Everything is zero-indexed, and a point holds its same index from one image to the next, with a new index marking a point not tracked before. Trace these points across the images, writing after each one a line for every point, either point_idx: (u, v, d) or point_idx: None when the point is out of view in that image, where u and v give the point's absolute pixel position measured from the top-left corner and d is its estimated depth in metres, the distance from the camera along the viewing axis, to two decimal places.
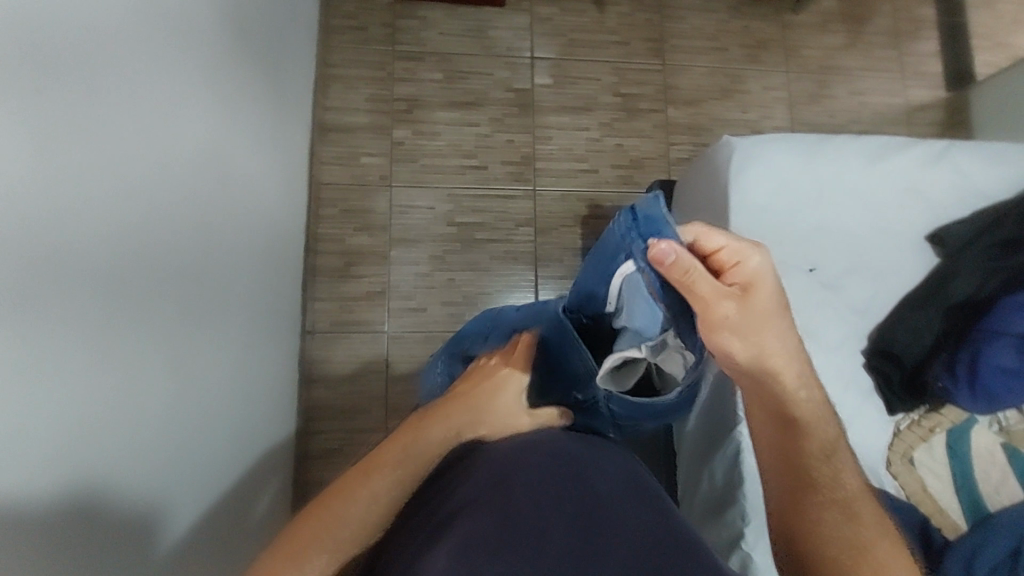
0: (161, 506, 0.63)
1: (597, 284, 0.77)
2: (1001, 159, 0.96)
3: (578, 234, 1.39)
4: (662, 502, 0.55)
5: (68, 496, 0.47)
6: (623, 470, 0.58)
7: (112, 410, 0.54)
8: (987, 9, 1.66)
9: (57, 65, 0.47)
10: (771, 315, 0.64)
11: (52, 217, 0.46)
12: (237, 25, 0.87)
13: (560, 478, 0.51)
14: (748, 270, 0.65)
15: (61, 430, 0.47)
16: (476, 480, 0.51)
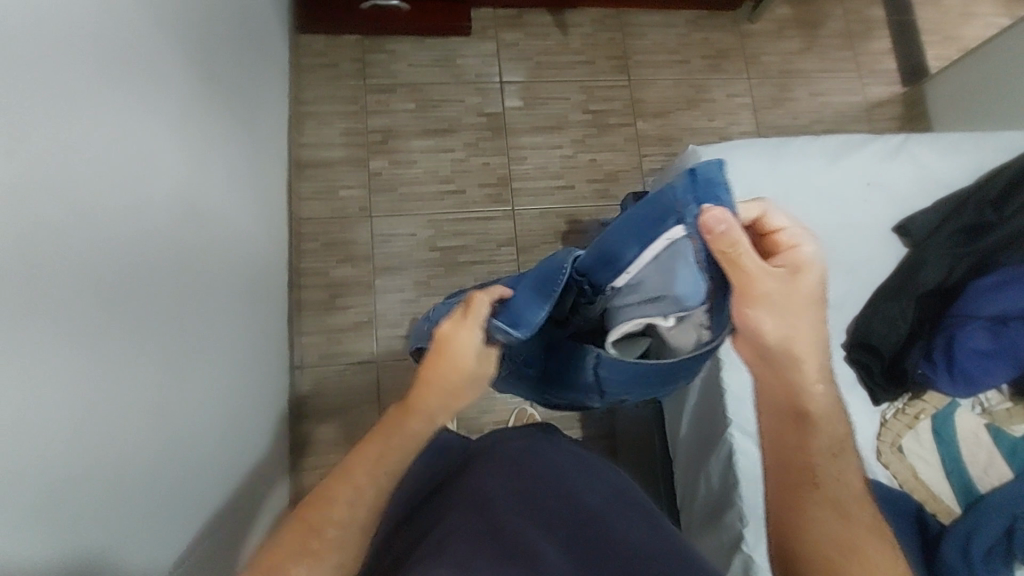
0: (155, 559, 0.62)
1: (624, 248, 0.60)
2: (957, 148, 1.00)
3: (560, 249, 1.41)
4: (653, 517, 0.61)
5: (57, 557, 0.47)
6: (617, 490, 0.62)
7: (111, 462, 0.55)
8: (933, 6, 1.74)
9: (41, 129, 0.48)
10: (811, 306, 0.58)
11: (42, 277, 0.47)
12: (207, 71, 0.89)
13: (560, 504, 0.57)
14: (801, 254, 0.57)
15: (53, 491, 0.47)
16: (480, 507, 0.55)
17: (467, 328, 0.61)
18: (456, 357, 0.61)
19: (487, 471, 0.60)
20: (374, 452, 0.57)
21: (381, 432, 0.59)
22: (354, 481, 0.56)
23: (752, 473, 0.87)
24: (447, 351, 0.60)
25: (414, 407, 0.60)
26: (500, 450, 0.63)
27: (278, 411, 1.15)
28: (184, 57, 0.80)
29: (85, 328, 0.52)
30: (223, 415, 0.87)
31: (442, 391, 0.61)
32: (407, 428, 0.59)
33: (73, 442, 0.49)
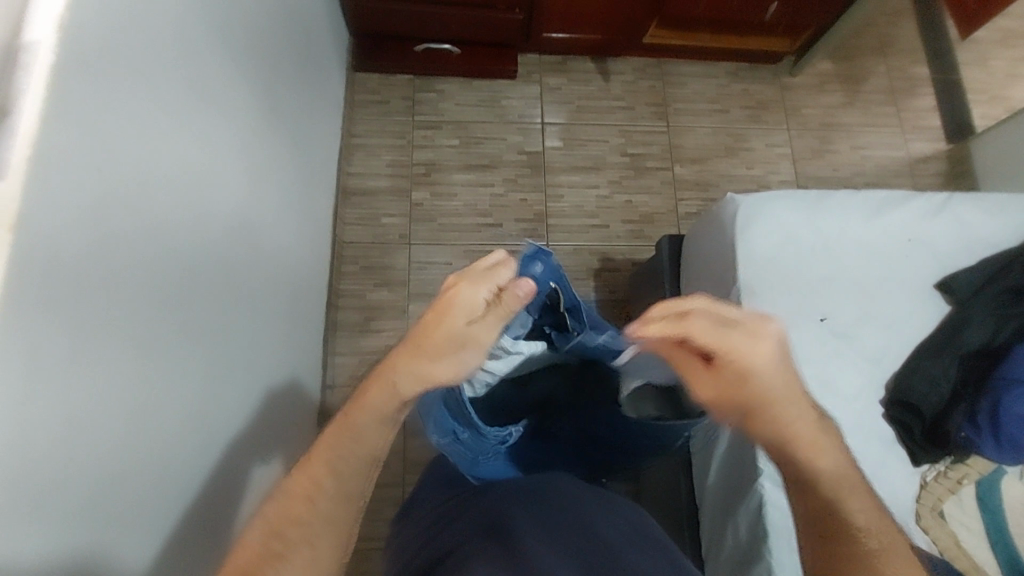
0: (166, 563, 0.64)
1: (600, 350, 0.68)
2: (1003, 209, 0.99)
3: (592, 287, 1.42)
4: (670, 551, 0.60)
5: (80, 552, 0.50)
6: (630, 522, 0.62)
7: (133, 460, 0.57)
8: (980, 66, 1.74)
9: (116, 149, 0.54)
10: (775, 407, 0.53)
11: (98, 278, 0.51)
12: (269, 102, 0.96)
13: (569, 531, 0.57)
14: (746, 362, 0.51)
15: (85, 486, 0.50)
16: (488, 534, 0.56)
17: (467, 282, 0.52)
18: (438, 314, 0.52)
19: (501, 499, 0.62)
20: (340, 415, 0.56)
21: (356, 392, 0.57)
22: (314, 468, 0.56)
23: (783, 526, 0.84)
24: (435, 304, 0.52)
25: (387, 366, 0.55)
26: (517, 482, 0.66)
27: (306, 427, 1.17)
28: (250, 88, 0.88)
29: (131, 327, 0.57)
30: (252, 426, 0.89)
31: (412, 354, 0.53)
32: (371, 388, 0.55)
33: (110, 435, 0.53)
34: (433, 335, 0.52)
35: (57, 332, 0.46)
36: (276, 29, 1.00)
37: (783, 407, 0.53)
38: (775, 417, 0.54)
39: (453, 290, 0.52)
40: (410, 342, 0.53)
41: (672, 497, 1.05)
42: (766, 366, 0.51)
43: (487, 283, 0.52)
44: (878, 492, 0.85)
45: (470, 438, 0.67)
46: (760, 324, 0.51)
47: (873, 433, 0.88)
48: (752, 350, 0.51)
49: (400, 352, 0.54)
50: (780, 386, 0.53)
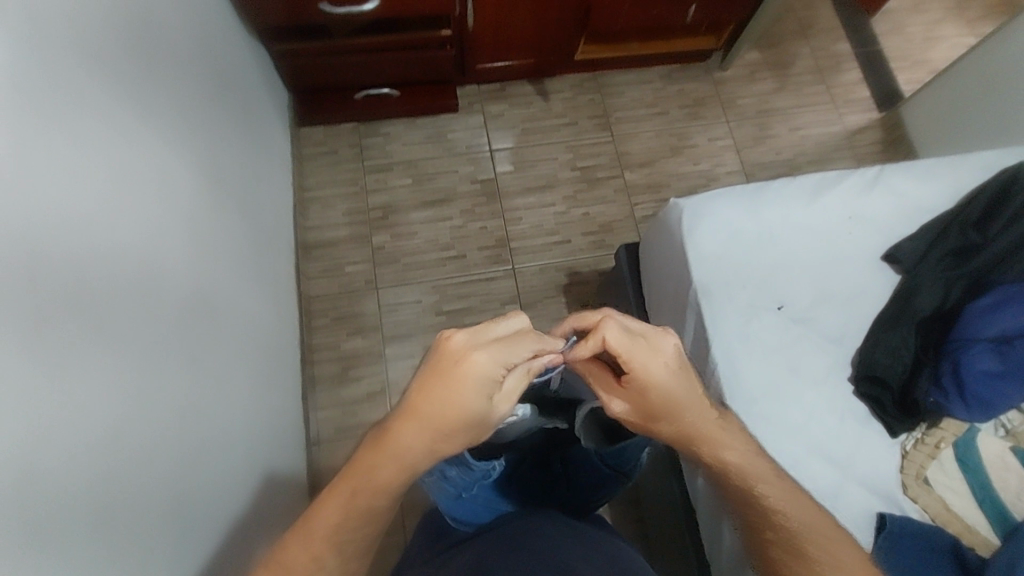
0: None
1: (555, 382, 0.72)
2: (932, 173, 1.03)
3: (563, 303, 1.43)
4: None
5: None
6: (608, 558, 0.61)
7: (112, 571, 0.56)
8: (897, 35, 1.83)
9: (49, 254, 0.54)
10: (681, 405, 0.55)
11: (46, 392, 0.51)
12: (211, 174, 0.96)
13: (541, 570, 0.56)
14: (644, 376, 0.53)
15: None
16: None
17: (486, 360, 0.48)
18: (455, 394, 0.48)
19: (480, 552, 0.62)
20: (345, 492, 0.53)
21: (357, 466, 0.52)
22: (318, 543, 0.54)
23: None
24: (448, 382, 0.48)
25: (392, 442, 0.51)
26: (497, 530, 0.66)
27: (296, 490, 1.14)
28: (189, 166, 0.88)
29: (92, 435, 0.56)
30: (240, 504, 0.88)
31: (423, 429, 0.50)
32: (377, 468, 0.52)
33: (76, 545, 0.52)
34: (445, 410, 0.49)
35: (8, 457, 0.45)
36: (211, 102, 1.00)
37: (679, 417, 0.56)
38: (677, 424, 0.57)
39: (469, 367, 0.48)
40: (421, 417, 0.49)
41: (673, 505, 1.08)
42: (665, 379, 0.54)
43: (507, 362, 0.49)
44: (858, 470, 0.88)
45: (460, 475, 0.66)
46: (653, 336, 0.54)
47: (846, 410, 0.90)
48: (650, 363, 0.53)
49: (410, 428, 0.50)
50: (684, 392, 0.55)
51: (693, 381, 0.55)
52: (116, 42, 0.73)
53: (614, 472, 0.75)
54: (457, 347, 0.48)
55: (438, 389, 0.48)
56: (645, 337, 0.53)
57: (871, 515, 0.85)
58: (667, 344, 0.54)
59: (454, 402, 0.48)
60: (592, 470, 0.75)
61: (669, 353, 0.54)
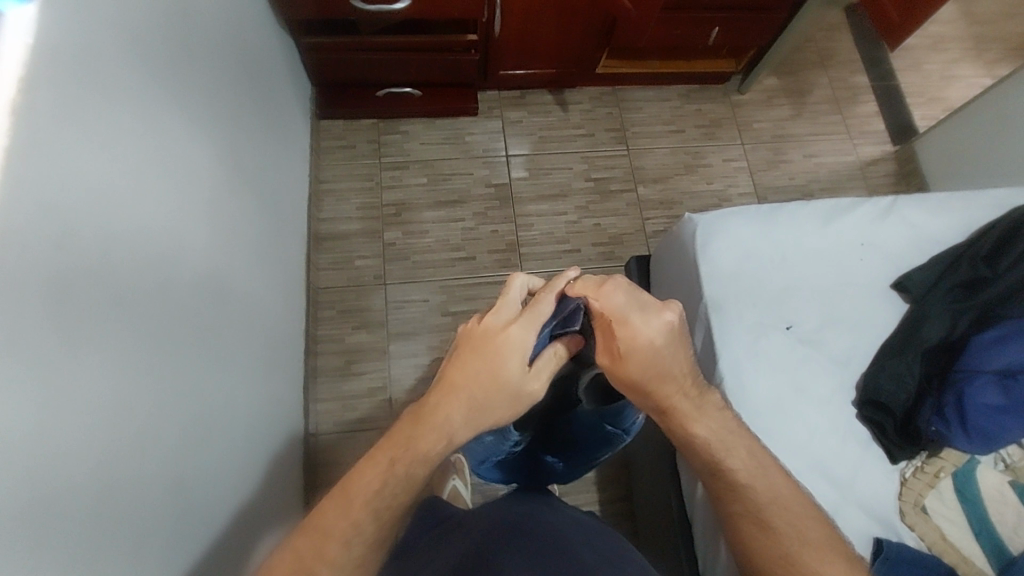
0: None
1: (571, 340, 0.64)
2: (944, 207, 1.04)
3: None
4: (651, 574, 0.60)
5: None
6: (612, 548, 0.62)
7: (109, 540, 0.56)
8: (915, 71, 1.85)
9: (74, 222, 0.55)
10: (658, 377, 0.59)
11: (63, 359, 0.52)
12: (232, 157, 0.97)
13: (550, 557, 0.57)
14: (629, 343, 0.57)
15: (56, 563, 0.49)
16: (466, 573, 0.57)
17: (518, 329, 0.57)
18: (493, 360, 0.56)
19: (480, 542, 0.62)
20: (383, 465, 0.56)
21: (398, 438, 0.57)
22: (355, 511, 0.55)
23: None
24: (485, 349, 0.57)
25: (431, 410, 0.57)
26: (498, 518, 0.67)
27: (293, 479, 1.14)
28: (214, 149, 0.89)
29: (105, 403, 0.57)
30: (239, 488, 0.87)
31: (460, 396, 0.56)
32: (417, 436, 0.56)
33: (78, 513, 0.52)
34: (483, 376, 0.56)
35: (18, 421, 0.46)
36: (238, 88, 1.02)
37: (658, 386, 0.59)
38: (653, 391, 0.60)
39: (497, 333, 0.58)
40: (459, 385, 0.57)
41: (667, 520, 1.08)
42: (651, 350, 0.57)
43: (533, 325, 0.58)
44: (858, 495, 0.88)
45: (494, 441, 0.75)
46: (650, 313, 0.57)
47: (847, 434, 0.90)
48: (637, 333, 0.57)
49: (449, 395, 0.57)
50: (663, 365, 0.58)
51: (676, 358, 0.58)
52: (153, 24, 0.74)
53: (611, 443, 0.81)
54: (486, 319, 0.59)
55: (473, 355, 0.57)
56: (643, 313, 0.57)
57: (869, 540, 0.84)
58: (661, 321, 0.57)
59: (490, 367, 0.56)
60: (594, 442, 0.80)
61: (659, 327, 0.57)
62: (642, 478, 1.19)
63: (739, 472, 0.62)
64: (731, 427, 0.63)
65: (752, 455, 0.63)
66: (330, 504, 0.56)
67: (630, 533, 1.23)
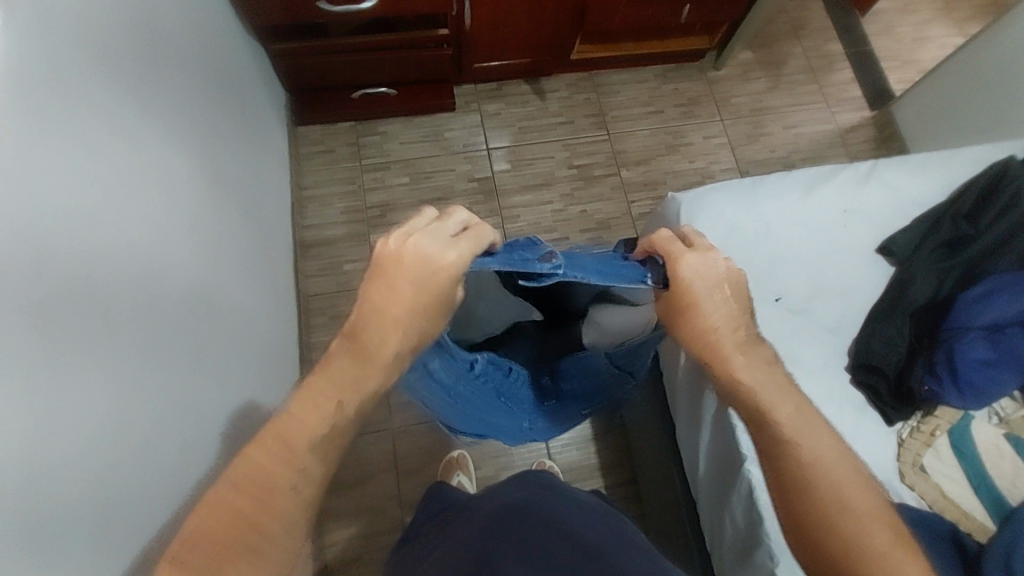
0: None
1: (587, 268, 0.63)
2: (923, 168, 1.05)
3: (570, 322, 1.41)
4: (652, 556, 0.61)
5: None
6: (612, 532, 0.63)
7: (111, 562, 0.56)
8: (888, 35, 1.85)
9: (52, 245, 0.54)
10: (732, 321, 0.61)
11: (52, 390, 0.51)
12: (210, 170, 0.95)
13: (549, 542, 0.58)
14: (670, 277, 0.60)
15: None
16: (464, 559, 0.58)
17: (456, 254, 0.55)
18: (433, 288, 0.55)
19: (481, 531, 0.61)
20: (329, 405, 0.54)
21: (341, 377, 0.55)
22: None
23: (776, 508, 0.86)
24: (424, 278, 0.54)
25: (372, 343, 0.55)
26: (500, 504, 0.66)
27: None
28: (192, 163, 0.88)
29: (95, 432, 0.56)
30: None
31: (403, 328, 0.55)
32: (360, 372, 0.55)
33: (77, 533, 0.52)
34: (423, 305, 0.55)
35: (14, 449, 0.46)
36: (212, 100, 1.01)
37: (713, 340, 0.61)
38: (693, 325, 0.61)
39: (433, 257, 0.54)
40: (399, 316, 0.55)
41: (673, 500, 1.09)
42: (695, 283, 0.60)
43: (473, 248, 0.56)
44: None
45: (445, 366, 0.68)
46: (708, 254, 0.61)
47: (843, 399, 0.92)
48: (677, 267, 0.60)
49: (390, 327, 0.55)
50: (722, 316, 0.60)
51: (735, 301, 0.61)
52: (119, 38, 0.73)
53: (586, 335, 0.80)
54: (421, 242, 0.54)
55: (409, 281, 0.54)
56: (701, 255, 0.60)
57: None
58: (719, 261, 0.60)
59: (431, 296, 0.55)
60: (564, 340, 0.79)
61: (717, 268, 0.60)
62: (644, 461, 1.20)
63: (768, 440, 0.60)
64: (761, 400, 0.60)
65: (795, 411, 0.60)
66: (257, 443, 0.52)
67: (638, 516, 1.24)
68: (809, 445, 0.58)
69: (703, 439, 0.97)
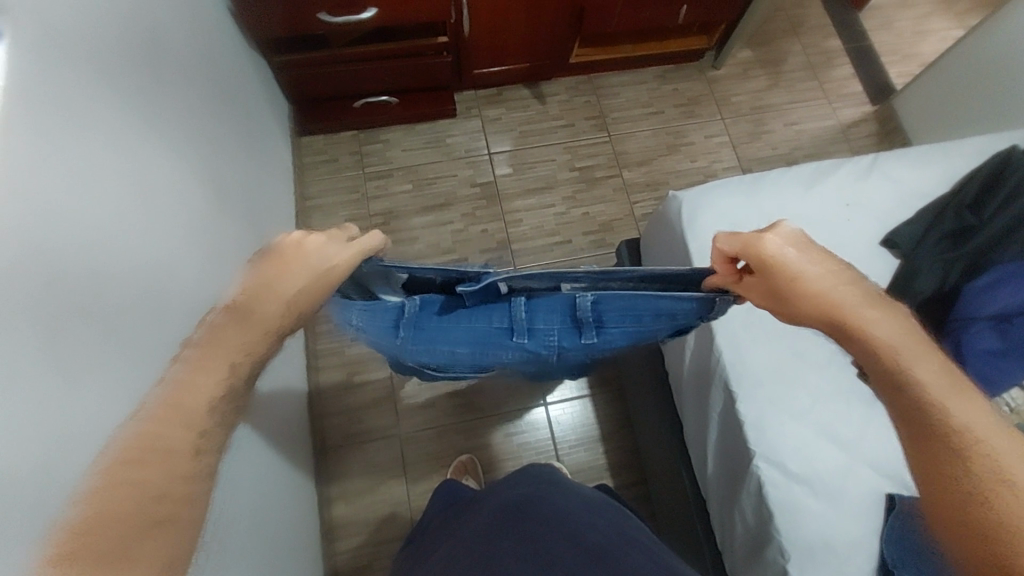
0: None
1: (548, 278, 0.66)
2: (925, 162, 1.08)
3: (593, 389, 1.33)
4: (654, 550, 0.61)
5: None
6: (612, 525, 0.63)
7: None
8: (887, 30, 1.85)
9: (63, 257, 0.55)
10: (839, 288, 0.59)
11: (60, 397, 0.51)
12: (214, 179, 0.96)
13: (545, 537, 0.59)
14: (754, 253, 0.60)
15: None
16: (467, 556, 0.60)
17: (341, 253, 0.58)
18: (314, 277, 0.56)
19: (483, 529, 0.63)
20: (223, 369, 0.48)
21: (228, 344, 0.50)
22: None
23: (787, 505, 0.85)
24: (310, 268, 0.56)
25: (246, 310, 0.52)
26: (500, 500, 0.67)
27: (307, 494, 1.14)
28: (196, 174, 0.89)
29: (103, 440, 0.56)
30: (252, 504, 0.87)
31: (282, 304, 0.54)
32: (229, 329, 0.50)
33: None
34: (303, 288, 0.55)
35: (31, 457, 0.47)
36: (216, 112, 1.02)
37: (807, 304, 0.59)
38: (798, 296, 0.59)
39: (326, 252, 0.57)
40: (290, 298, 0.54)
41: (682, 498, 1.09)
42: (784, 256, 0.60)
43: (360, 253, 0.60)
44: (864, 456, 0.89)
45: (372, 308, 0.71)
46: (764, 228, 0.61)
47: (849, 393, 0.92)
48: (761, 241, 0.60)
49: (266, 300, 0.53)
50: (827, 287, 0.59)
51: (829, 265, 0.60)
52: (122, 53, 0.74)
53: (577, 322, 0.70)
54: (312, 237, 0.57)
55: (301, 269, 0.56)
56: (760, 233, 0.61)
57: (880, 498, 0.86)
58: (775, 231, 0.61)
59: (313, 281, 0.56)
60: (548, 321, 0.70)
61: (786, 239, 0.61)
62: (651, 460, 1.20)
63: (904, 401, 0.53)
64: None
65: (945, 367, 0.53)
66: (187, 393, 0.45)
67: (648, 517, 1.23)
68: (954, 407, 0.51)
69: (710, 439, 0.98)
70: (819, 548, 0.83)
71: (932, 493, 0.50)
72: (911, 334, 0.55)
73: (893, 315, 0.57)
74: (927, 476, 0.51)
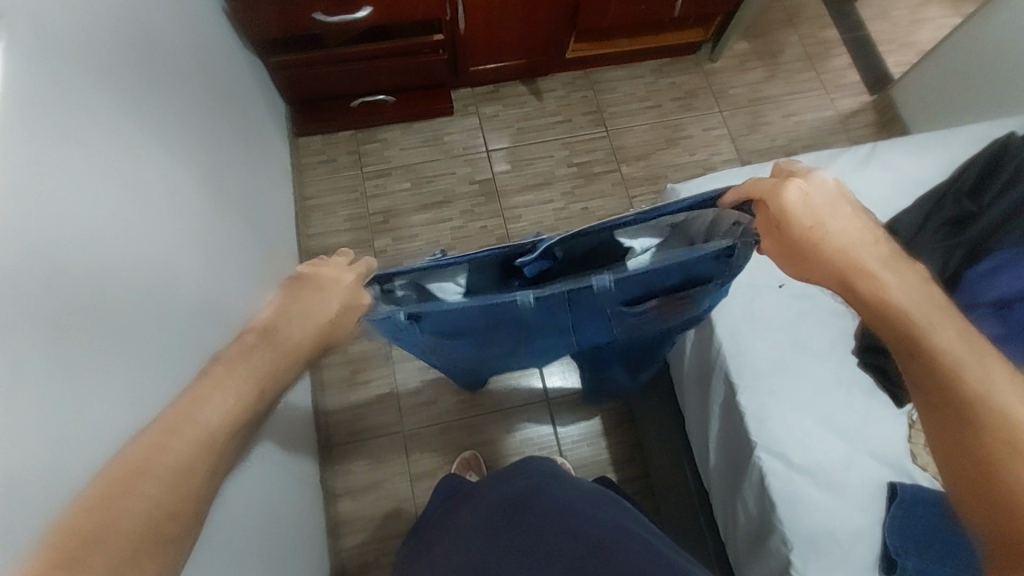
0: None
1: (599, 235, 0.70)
2: (924, 150, 1.08)
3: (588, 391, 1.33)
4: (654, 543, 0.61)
5: None
6: (611, 519, 0.63)
7: None
8: (885, 18, 1.85)
9: (65, 259, 0.56)
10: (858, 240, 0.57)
11: (62, 400, 0.52)
12: (212, 180, 0.97)
13: (543, 535, 0.59)
14: (775, 202, 0.59)
15: None
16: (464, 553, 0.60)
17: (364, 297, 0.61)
18: (338, 313, 0.58)
19: (480, 526, 0.63)
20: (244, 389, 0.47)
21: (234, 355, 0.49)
22: None
23: (788, 495, 0.85)
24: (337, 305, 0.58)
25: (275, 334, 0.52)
26: (501, 493, 0.67)
27: (312, 491, 1.15)
28: (195, 176, 0.90)
29: (104, 443, 0.56)
30: (257, 502, 0.88)
31: (311, 331, 0.55)
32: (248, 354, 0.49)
33: None
34: (329, 321, 0.57)
35: (36, 461, 0.47)
36: (212, 112, 1.02)
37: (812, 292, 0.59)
38: (820, 252, 0.57)
39: (348, 280, 0.60)
40: (317, 324, 0.56)
41: (683, 487, 1.11)
42: (807, 204, 0.58)
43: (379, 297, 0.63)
44: (864, 445, 0.89)
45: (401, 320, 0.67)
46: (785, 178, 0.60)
47: (849, 383, 0.93)
48: (782, 189, 0.59)
49: (293, 324, 0.54)
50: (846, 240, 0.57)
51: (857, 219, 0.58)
52: (119, 56, 0.74)
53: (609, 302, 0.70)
54: (342, 277, 0.60)
55: (328, 301, 0.57)
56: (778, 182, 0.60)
57: (882, 486, 0.87)
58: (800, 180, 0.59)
59: (338, 312, 0.58)
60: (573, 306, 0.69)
61: (809, 187, 0.58)
62: (653, 451, 1.20)
63: (921, 368, 0.53)
64: None
65: (964, 333, 0.52)
66: (197, 395, 0.45)
67: (653, 510, 1.23)
68: (973, 373, 0.50)
69: (712, 430, 0.98)
70: (821, 536, 0.84)
71: (945, 465, 0.50)
72: (932, 299, 0.54)
73: (913, 282, 0.56)
74: (942, 445, 0.51)
